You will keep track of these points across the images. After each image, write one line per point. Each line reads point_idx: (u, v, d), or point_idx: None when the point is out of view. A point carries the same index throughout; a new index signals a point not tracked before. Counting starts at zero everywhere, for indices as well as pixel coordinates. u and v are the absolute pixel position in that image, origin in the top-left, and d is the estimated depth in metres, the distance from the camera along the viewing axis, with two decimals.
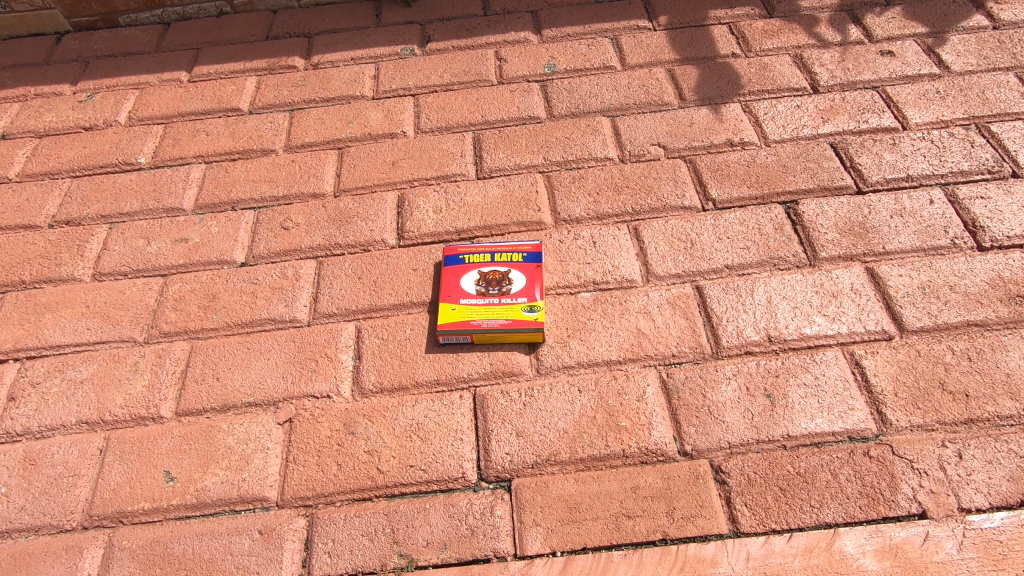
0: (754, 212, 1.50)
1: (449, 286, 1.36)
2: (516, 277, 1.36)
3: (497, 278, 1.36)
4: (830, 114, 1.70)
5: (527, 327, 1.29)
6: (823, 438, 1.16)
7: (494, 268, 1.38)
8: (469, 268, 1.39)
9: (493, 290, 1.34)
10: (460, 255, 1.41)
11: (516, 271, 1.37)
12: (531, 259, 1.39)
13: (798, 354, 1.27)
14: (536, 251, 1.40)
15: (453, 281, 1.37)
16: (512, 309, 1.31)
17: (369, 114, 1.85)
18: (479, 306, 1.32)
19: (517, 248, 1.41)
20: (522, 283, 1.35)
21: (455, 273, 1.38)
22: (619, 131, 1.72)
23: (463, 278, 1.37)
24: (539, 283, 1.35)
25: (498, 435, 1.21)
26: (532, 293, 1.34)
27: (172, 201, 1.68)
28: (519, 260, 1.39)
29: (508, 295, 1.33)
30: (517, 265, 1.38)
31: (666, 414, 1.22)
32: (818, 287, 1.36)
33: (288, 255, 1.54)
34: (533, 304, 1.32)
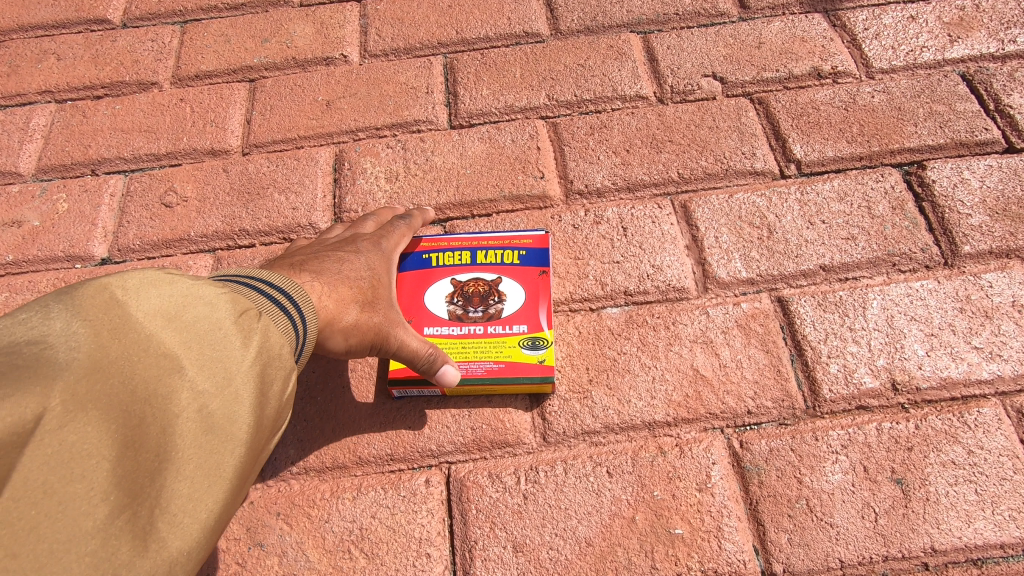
0: (859, 181, 1.02)
1: (407, 306, 0.88)
2: (511, 290, 0.88)
3: (480, 293, 0.88)
4: (959, 30, 1.18)
5: (530, 374, 0.83)
6: (985, 554, 0.76)
7: (476, 275, 0.90)
8: (438, 275, 0.90)
9: (476, 314, 0.87)
10: (422, 253, 0.92)
11: (511, 280, 0.89)
12: (535, 260, 0.90)
13: (941, 412, 0.84)
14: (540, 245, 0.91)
15: (413, 298, 0.89)
16: (506, 344, 0.85)
17: (294, 29, 1.29)
18: (453, 340, 0.85)
19: (512, 241, 0.91)
20: (520, 301, 0.87)
21: (415, 283, 0.90)
22: (656, 55, 1.19)
23: (428, 293, 0.89)
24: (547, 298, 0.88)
25: (485, 550, 0.78)
26: (536, 315, 0.86)
27: (3, 161, 1.15)
28: (514, 260, 0.90)
29: (499, 321, 0.86)
30: (512, 270, 0.89)
31: (742, 513, 0.79)
32: (963, 301, 0.91)
33: (170, 247, 1.04)
34: (538, 335, 0.85)
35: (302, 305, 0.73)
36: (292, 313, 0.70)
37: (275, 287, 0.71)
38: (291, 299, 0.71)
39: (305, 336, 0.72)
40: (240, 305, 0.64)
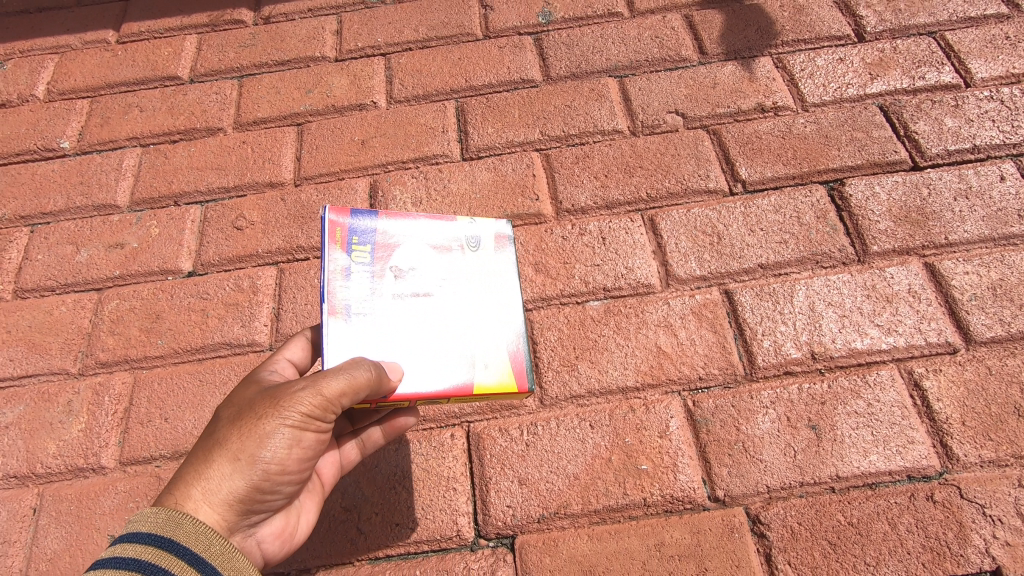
0: (791, 196, 1.27)
1: (439, 379, 0.88)
2: (408, 256, 0.93)
3: (413, 287, 0.92)
4: (879, 69, 1.43)
5: (495, 240, 0.99)
6: (878, 479, 0.99)
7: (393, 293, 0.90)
8: (391, 342, 0.88)
9: (443, 296, 0.93)
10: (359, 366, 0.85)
11: (398, 254, 0.93)
12: (363, 226, 0.92)
13: (848, 375, 1.08)
14: (337, 223, 0.90)
15: (428, 369, 0.88)
16: (476, 276, 0.95)
17: (332, 80, 1.56)
18: (486, 331, 0.93)
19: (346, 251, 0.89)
20: (424, 246, 0.94)
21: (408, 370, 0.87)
22: (629, 96, 1.45)
23: (420, 353, 0.89)
24: (412, 222, 0.96)
25: (497, 484, 1.03)
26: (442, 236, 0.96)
27: (103, 196, 1.42)
28: (368, 240, 0.91)
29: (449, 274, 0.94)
30: (387, 245, 0.92)
31: (693, 453, 1.04)
32: (870, 289, 1.15)
33: (243, 262, 1.31)
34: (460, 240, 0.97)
35: (172, 543, 0.71)
36: (159, 545, 0.70)
37: (143, 535, 0.71)
38: (158, 543, 0.70)
39: (187, 568, 0.69)
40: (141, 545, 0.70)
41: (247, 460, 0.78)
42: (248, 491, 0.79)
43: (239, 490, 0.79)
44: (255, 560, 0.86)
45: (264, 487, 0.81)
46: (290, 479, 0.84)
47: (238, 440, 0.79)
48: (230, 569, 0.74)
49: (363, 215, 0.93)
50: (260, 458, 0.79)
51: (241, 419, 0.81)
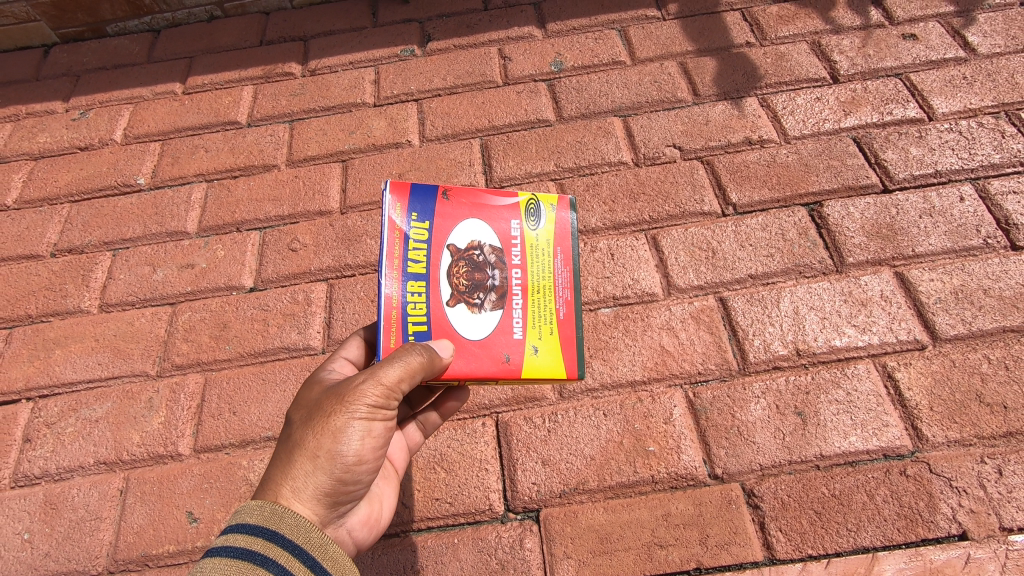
0: (776, 216, 1.45)
1: (491, 358, 0.98)
2: (464, 233, 1.01)
3: (468, 265, 1.00)
4: (852, 106, 1.63)
5: (558, 219, 1.06)
6: (857, 457, 1.14)
7: (445, 270, 0.98)
8: (442, 317, 0.96)
9: (500, 275, 1.01)
10: (408, 337, 0.95)
11: (455, 231, 1.00)
12: (422, 204, 1.00)
13: (829, 368, 1.23)
14: (399, 200, 0.99)
15: (480, 348, 0.98)
16: (535, 255, 1.04)
17: (372, 123, 1.79)
18: (541, 312, 1.02)
19: (405, 228, 0.98)
20: (482, 223, 1.02)
21: (462, 345, 0.97)
22: (633, 132, 1.66)
23: (474, 332, 0.98)
24: (472, 199, 1.04)
25: (524, 464, 1.18)
26: (502, 214, 1.04)
27: (175, 224, 1.64)
28: (426, 217, 1.00)
29: (507, 253, 1.02)
30: (446, 222, 1.00)
31: (694, 436, 1.19)
32: (847, 295, 1.32)
33: (298, 278, 1.50)
34: (522, 219, 1.04)
35: (273, 536, 0.80)
36: (264, 536, 0.79)
37: (249, 526, 0.80)
38: (266, 535, 0.79)
39: (292, 560, 0.79)
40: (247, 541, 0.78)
41: (326, 454, 0.88)
42: (332, 483, 0.89)
43: (323, 484, 0.88)
44: (349, 547, 0.98)
45: (344, 477, 0.91)
46: (366, 467, 0.94)
47: (313, 438, 0.88)
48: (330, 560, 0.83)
49: (423, 192, 1.01)
50: (337, 451, 0.89)
51: (312, 420, 0.90)
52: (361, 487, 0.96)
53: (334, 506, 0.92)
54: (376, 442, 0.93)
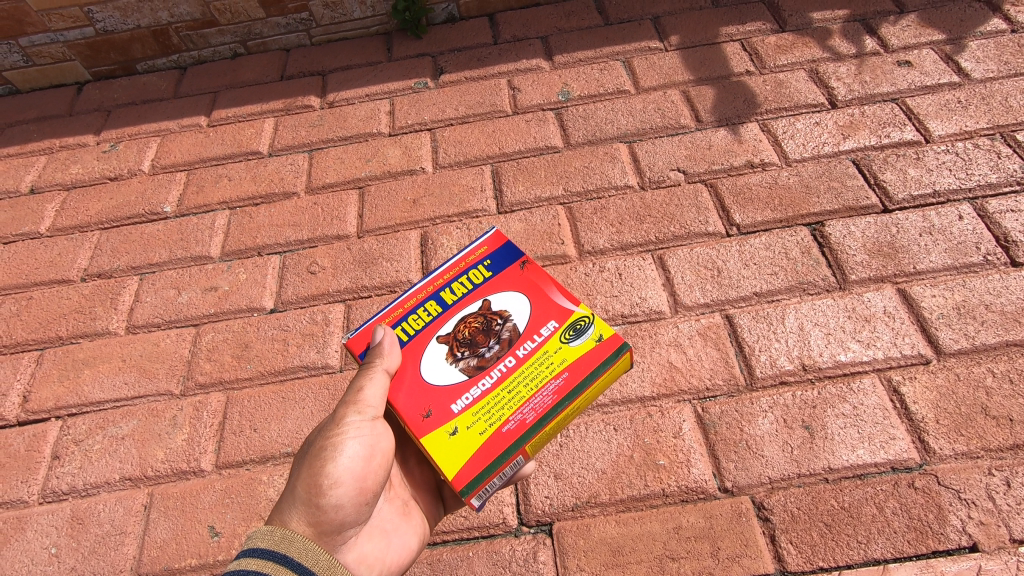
0: (779, 235, 1.49)
1: (420, 406, 1.01)
2: (506, 301, 1.10)
3: (483, 325, 1.08)
4: (850, 130, 1.69)
5: (594, 348, 1.05)
6: (865, 470, 1.15)
7: (463, 314, 1.10)
8: (425, 341, 1.08)
9: (492, 354, 1.05)
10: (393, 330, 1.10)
11: (500, 293, 1.12)
12: (500, 258, 1.16)
13: (835, 383, 1.26)
14: (487, 244, 1.19)
15: (423, 392, 1.02)
16: (543, 358, 1.04)
17: (387, 152, 1.87)
18: (495, 405, 1.01)
19: (472, 265, 1.16)
20: (521, 304, 1.10)
21: (410, 376, 1.04)
22: (638, 157, 1.72)
23: (431, 377, 1.03)
24: (543, 282, 1.13)
25: (536, 478, 1.21)
26: (556, 307, 1.10)
27: (200, 249, 1.71)
28: (493, 269, 1.16)
29: (522, 339, 1.06)
30: (499, 284, 1.13)
31: (704, 450, 1.21)
32: (851, 311, 1.35)
33: (317, 299, 1.55)
34: (563, 324, 1.08)
35: (284, 559, 0.85)
36: (273, 558, 0.84)
37: (259, 549, 0.85)
38: (277, 558, 0.84)
39: None
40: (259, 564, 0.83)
41: (305, 478, 0.95)
42: (316, 510, 0.93)
43: (309, 513, 0.93)
44: None
45: (326, 498, 0.94)
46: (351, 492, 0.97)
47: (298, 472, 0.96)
48: None
49: (511, 252, 1.18)
50: (316, 477, 0.94)
51: (300, 458, 1.00)
52: (352, 515, 0.98)
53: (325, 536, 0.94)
54: (357, 460, 0.98)
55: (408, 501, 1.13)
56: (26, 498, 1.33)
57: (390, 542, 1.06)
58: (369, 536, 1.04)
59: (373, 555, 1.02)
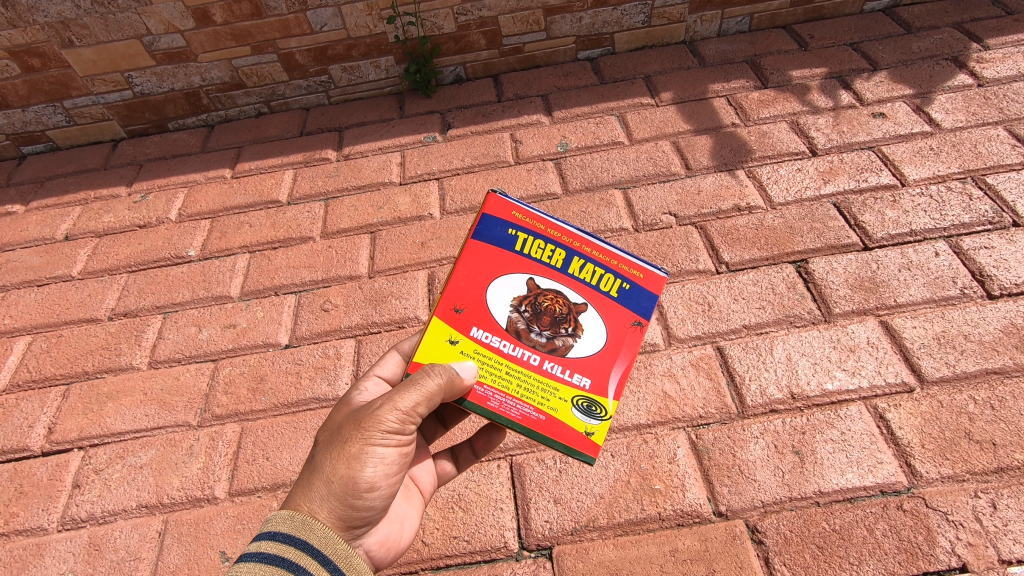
0: (766, 272, 1.58)
1: (460, 298, 1.09)
2: (591, 325, 1.06)
3: (559, 316, 1.06)
4: (830, 175, 1.81)
5: (577, 432, 1.02)
6: (855, 493, 1.19)
7: (561, 291, 1.07)
8: (518, 269, 1.09)
9: (536, 341, 1.05)
10: (515, 234, 1.12)
11: (597, 315, 1.07)
12: (637, 298, 1.08)
13: (823, 410, 1.31)
14: (647, 277, 1.10)
15: (473, 292, 1.09)
16: (548, 391, 1.03)
17: (398, 200, 2.00)
18: (491, 369, 1.04)
19: (618, 273, 1.09)
20: (597, 339, 1.06)
21: (482, 272, 1.10)
22: (632, 203, 1.84)
23: (489, 290, 1.09)
24: (627, 351, 1.06)
25: (537, 503, 1.26)
26: (607, 372, 1.04)
27: (220, 289, 1.82)
28: (622, 296, 1.09)
29: (561, 361, 1.05)
30: (607, 307, 1.07)
31: (698, 475, 1.25)
32: (835, 342, 1.42)
33: (329, 335, 1.64)
34: (590, 391, 1.03)
35: (305, 546, 0.89)
36: (294, 544, 0.88)
37: (281, 534, 0.89)
38: (298, 544, 0.89)
39: (321, 567, 0.88)
40: (280, 548, 0.87)
41: (342, 478, 0.96)
42: (344, 507, 0.97)
43: (336, 507, 0.96)
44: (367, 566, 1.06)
45: (359, 501, 0.99)
46: (379, 496, 1.01)
47: (329, 464, 0.97)
48: (353, 569, 0.92)
49: (649, 304, 1.08)
50: (350, 476, 0.97)
51: (332, 446, 0.98)
52: (376, 513, 1.04)
53: (349, 529, 1.00)
54: (391, 469, 1.02)
55: (409, 483, 1.19)
56: (46, 526, 1.38)
57: (404, 524, 1.13)
58: (386, 520, 1.10)
59: (391, 538, 1.10)
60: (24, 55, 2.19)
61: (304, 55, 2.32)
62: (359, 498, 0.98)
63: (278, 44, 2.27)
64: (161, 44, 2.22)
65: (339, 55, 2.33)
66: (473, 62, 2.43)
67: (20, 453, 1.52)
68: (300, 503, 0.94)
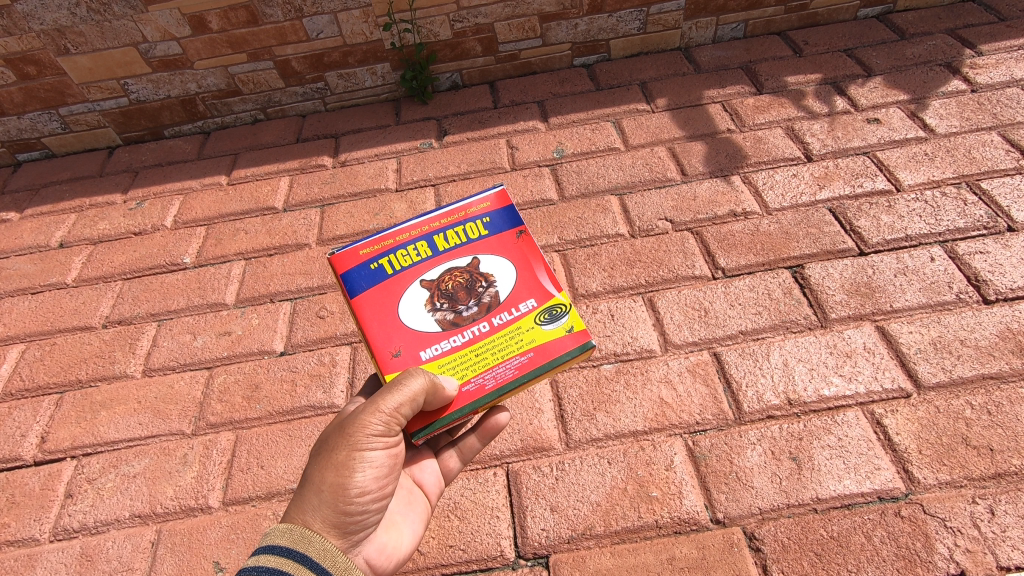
0: (762, 278, 1.58)
1: (391, 344, 1.05)
2: (495, 266, 1.11)
3: (467, 282, 1.09)
4: (825, 181, 1.81)
5: (562, 338, 1.05)
6: (853, 500, 1.19)
7: (452, 266, 1.11)
8: (409, 283, 1.10)
9: (469, 314, 1.06)
10: (380, 263, 1.12)
11: (492, 256, 1.12)
12: (500, 218, 1.16)
13: (820, 416, 1.31)
14: (490, 202, 1.19)
15: (397, 332, 1.05)
16: (514, 334, 1.05)
17: (394, 206, 2.00)
18: (460, 364, 1.03)
19: (471, 219, 1.16)
20: (511, 274, 1.10)
21: (387, 311, 1.07)
22: (628, 208, 1.84)
23: (406, 317, 1.07)
24: (534, 258, 1.13)
25: (533, 511, 1.25)
26: (538, 285, 1.10)
27: (216, 296, 1.81)
28: (490, 229, 1.16)
29: (500, 307, 1.07)
30: (495, 246, 1.13)
31: (695, 482, 1.25)
32: (832, 347, 1.41)
33: (325, 342, 1.64)
34: (541, 306, 1.07)
35: (304, 559, 0.89)
36: (292, 556, 0.89)
37: (279, 547, 0.89)
38: (296, 557, 0.89)
39: None
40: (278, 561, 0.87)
41: (332, 486, 0.95)
42: (337, 514, 0.96)
43: (329, 516, 0.95)
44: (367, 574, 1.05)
45: (352, 507, 0.98)
46: (371, 500, 1.01)
47: (319, 472, 0.96)
48: None
49: (512, 215, 1.17)
50: (341, 483, 0.96)
51: (321, 455, 0.97)
52: (372, 517, 1.03)
53: (346, 536, 1.00)
54: (381, 473, 1.01)
55: (411, 488, 1.18)
56: (38, 536, 1.37)
57: (403, 532, 1.12)
58: (385, 528, 1.10)
59: (390, 546, 1.08)
60: (19, 63, 2.19)
61: (301, 62, 2.32)
62: (353, 505, 0.98)
63: (274, 51, 2.28)
64: (157, 51, 2.22)
65: (335, 62, 2.33)
66: (469, 68, 2.43)
67: (11, 463, 1.51)
68: (293, 514, 0.94)
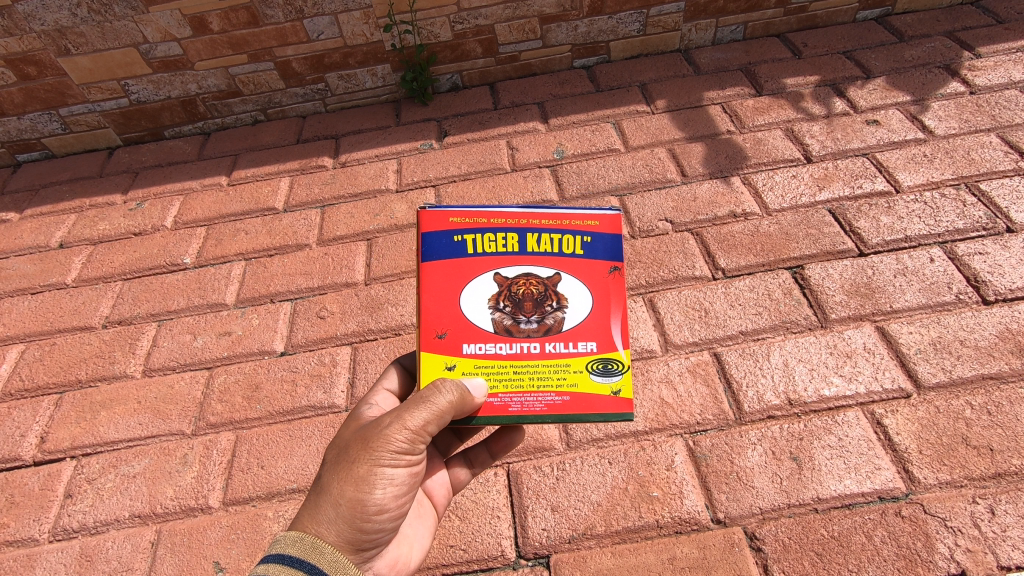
0: (762, 279, 1.58)
1: (440, 323, 1.04)
2: (573, 290, 1.06)
3: (539, 296, 1.05)
4: (825, 182, 1.82)
5: (606, 397, 1.03)
6: (853, 500, 1.19)
7: (531, 272, 1.06)
8: (481, 270, 1.06)
9: (528, 327, 1.04)
10: (463, 238, 1.07)
11: (574, 279, 1.06)
12: (603, 244, 1.08)
13: (820, 416, 1.31)
14: (601, 221, 1.10)
15: (449, 313, 1.04)
16: (561, 370, 1.03)
17: (394, 207, 2.00)
18: (497, 372, 1.03)
19: (574, 231, 1.08)
20: (586, 305, 1.05)
21: (449, 290, 1.05)
22: (628, 209, 1.84)
23: (462, 304, 1.04)
24: (617, 299, 1.07)
25: (534, 510, 1.25)
26: (606, 329, 1.05)
27: (216, 296, 1.81)
28: (587, 250, 1.08)
29: (559, 337, 1.04)
30: (582, 269, 1.07)
31: (696, 482, 1.25)
32: (832, 347, 1.42)
33: (325, 342, 1.64)
34: (599, 354, 1.04)
35: (313, 570, 0.89)
36: (301, 567, 0.88)
37: (289, 557, 0.88)
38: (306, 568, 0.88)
39: None
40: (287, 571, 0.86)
41: (350, 501, 0.95)
42: (352, 530, 0.96)
43: (344, 531, 0.95)
44: None
45: (367, 524, 0.97)
46: (387, 518, 1.00)
47: (337, 485, 0.95)
48: None
49: (615, 247, 1.09)
50: (359, 499, 0.95)
51: (340, 466, 0.97)
52: (385, 535, 1.03)
53: (357, 552, 0.99)
54: (400, 491, 1.01)
55: (421, 500, 1.17)
56: (37, 536, 1.36)
57: (413, 544, 1.12)
58: (396, 542, 1.09)
59: (400, 559, 1.09)
60: (20, 63, 2.19)
61: (302, 63, 2.32)
62: (368, 521, 0.97)
63: (275, 52, 2.28)
64: (158, 52, 2.23)
65: (336, 63, 2.34)
66: (470, 70, 2.44)
67: (11, 463, 1.50)
68: (306, 525, 0.93)
